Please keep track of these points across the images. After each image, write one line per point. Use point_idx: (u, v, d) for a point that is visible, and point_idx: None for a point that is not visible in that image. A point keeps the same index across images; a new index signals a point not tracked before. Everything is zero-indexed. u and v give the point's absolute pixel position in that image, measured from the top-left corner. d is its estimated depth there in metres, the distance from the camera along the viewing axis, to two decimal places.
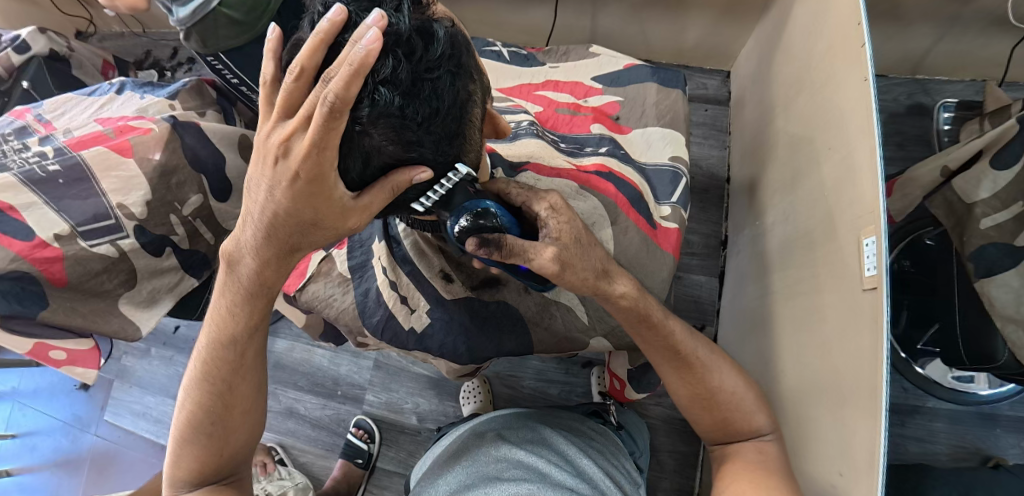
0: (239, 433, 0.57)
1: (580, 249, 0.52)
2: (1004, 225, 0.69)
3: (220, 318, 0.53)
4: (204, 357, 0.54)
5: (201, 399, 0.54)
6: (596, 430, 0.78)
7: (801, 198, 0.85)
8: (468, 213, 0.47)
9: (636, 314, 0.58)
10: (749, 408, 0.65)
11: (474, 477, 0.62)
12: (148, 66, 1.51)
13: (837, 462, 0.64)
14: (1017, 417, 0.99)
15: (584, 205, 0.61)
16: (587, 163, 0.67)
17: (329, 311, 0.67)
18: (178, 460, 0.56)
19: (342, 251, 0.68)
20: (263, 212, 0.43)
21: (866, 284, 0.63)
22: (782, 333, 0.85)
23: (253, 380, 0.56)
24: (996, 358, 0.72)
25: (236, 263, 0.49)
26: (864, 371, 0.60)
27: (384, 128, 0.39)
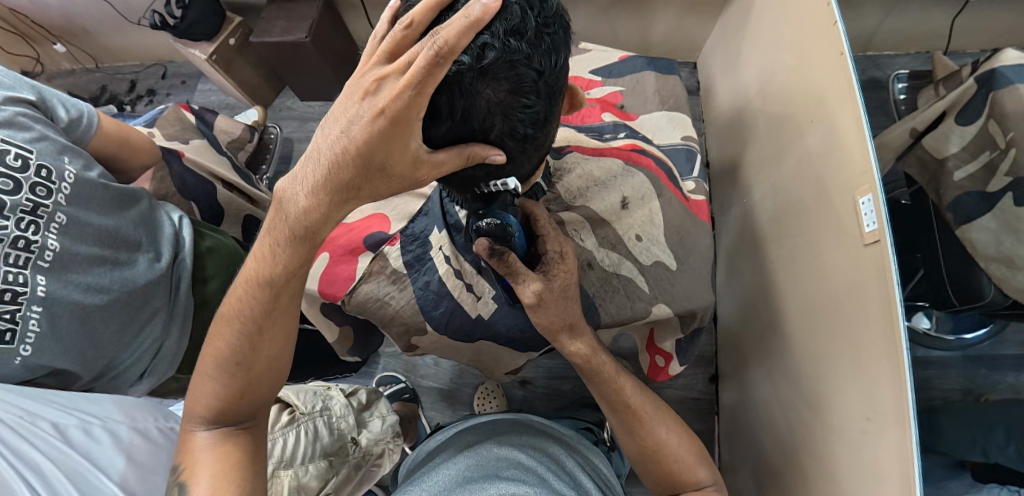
0: (263, 378, 0.55)
1: (560, 301, 0.55)
2: (975, 175, 0.74)
3: (262, 254, 0.53)
4: (239, 296, 0.54)
5: (232, 338, 0.53)
6: (589, 447, 0.77)
7: (786, 170, 0.90)
8: (496, 217, 0.51)
9: (595, 359, 0.61)
10: (695, 458, 0.63)
11: (476, 471, 0.62)
12: (105, 102, 1.44)
13: (863, 408, 0.67)
14: (999, 355, 1.07)
15: (631, 182, 0.65)
16: (618, 144, 0.70)
17: (384, 311, 0.65)
18: (197, 398, 0.54)
19: (395, 246, 0.65)
20: (334, 151, 0.42)
21: (866, 239, 0.67)
22: (786, 296, 0.88)
23: (283, 325, 0.55)
24: (983, 295, 0.79)
25: (288, 202, 0.48)
26: (876, 323, 0.64)
27: (507, 80, 0.40)
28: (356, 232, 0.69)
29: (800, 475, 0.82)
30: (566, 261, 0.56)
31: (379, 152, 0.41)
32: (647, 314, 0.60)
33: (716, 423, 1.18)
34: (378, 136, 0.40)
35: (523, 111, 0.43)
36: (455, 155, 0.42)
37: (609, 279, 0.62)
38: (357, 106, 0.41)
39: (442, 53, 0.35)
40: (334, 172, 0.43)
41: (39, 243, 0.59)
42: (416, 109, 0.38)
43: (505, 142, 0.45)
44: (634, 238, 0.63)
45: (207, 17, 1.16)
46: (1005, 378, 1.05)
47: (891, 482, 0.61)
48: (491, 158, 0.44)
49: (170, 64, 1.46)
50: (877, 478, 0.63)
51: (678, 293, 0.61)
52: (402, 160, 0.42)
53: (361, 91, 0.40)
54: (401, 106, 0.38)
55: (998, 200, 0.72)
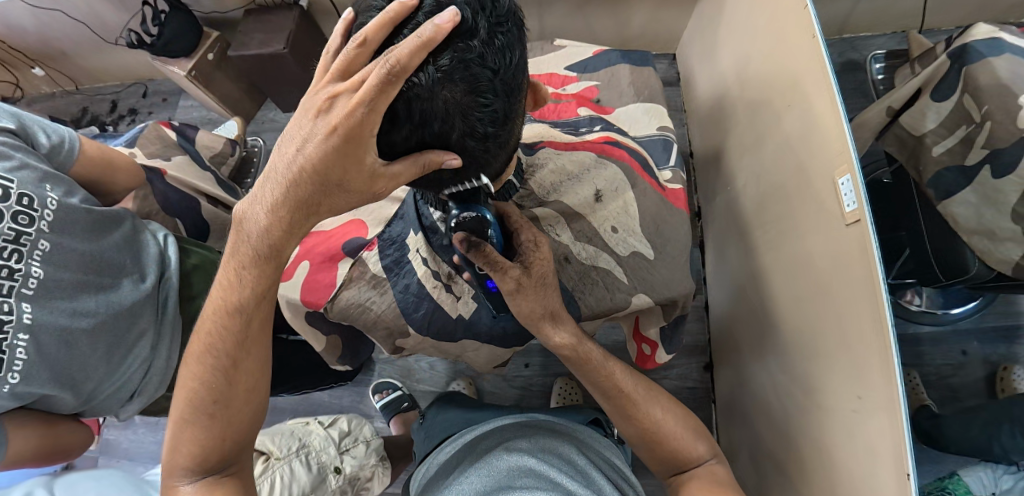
0: (242, 416, 0.55)
1: (539, 291, 0.55)
2: (953, 149, 0.75)
3: (227, 283, 0.54)
4: (209, 331, 0.54)
5: (204, 374, 0.53)
6: (600, 440, 0.77)
7: (767, 156, 0.91)
8: (470, 211, 0.53)
9: (582, 348, 0.62)
10: (690, 435, 0.66)
11: (491, 485, 0.64)
12: (87, 124, 1.43)
13: (853, 387, 0.68)
14: (989, 328, 1.07)
15: (604, 174, 0.65)
16: (591, 137, 0.70)
17: (365, 317, 0.65)
18: (178, 447, 0.54)
19: (372, 251, 0.65)
20: (290, 167, 0.43)
21: (847, 220, 0.68)
22: (774, 281, 0.89)
23: (257, 355, 0.56)
24: (968, 269, 0.79)
25: (247, 222, 0.49)
26: (862, 299, 0.65)
27: (462, 80, 0.40)
28: (335, 238, 0.68)
29: (797, 462, 0.82)
30: (543, 248, 0.56)
31: (336, 169, 0.42)
32: (627, 305, 0.61)
33: (714, 412, 1.18)
34: (334, 151, 0.41)
35: (481, 110, 0.42)
36: (412, 163, 0.42)
37: (587, 271, 0.63)
38: (310, 123, 0.41)
39: (395, 71, 0.36)
40: (292, 189, 0.44)
41: (22, 271, 0.59)
42: (370, 125, 0.39)
43: (467, 143, 0.44)
44: (609, 230, 0.63)
45: (184, 33, 1.16)
46: (996, 351, 1.06)
47: (888, 461, 0.61)
48: (447, 162, 0.43)
49: (150, 82, 1.45)
50: (874, 459, 0.63)
51: (657, 280, 0.62)
52: (358, 176, 0.43)
53: (315, 109, 0.41)
54: (354, 122, 0.39)
55: (975, 173, 0.72)
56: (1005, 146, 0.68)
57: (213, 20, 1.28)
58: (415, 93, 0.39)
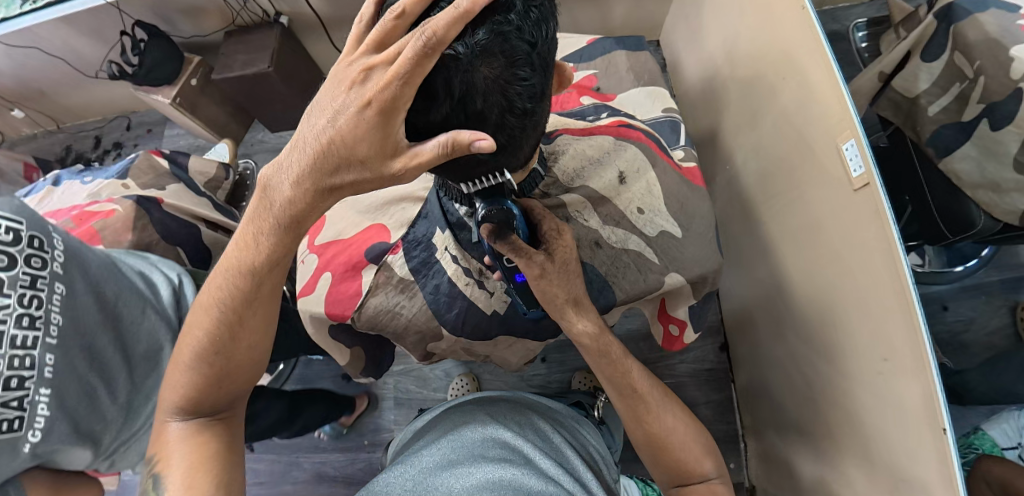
0: (241, 366, 0.56)
1: (563, 276, 0.54)
2: (949, 107, 0.76)
3: (245, 242, 0.50)
4: (219, 284, 0.53)
5: (211, 325, 0.53)
6: (579, 422, 0.79)
7: (765, 131, 0.91)
8: (496, 205, 0.51)
9: (601, 340, 0.60)
10: (695, 452, 0.63)
11: (460, 453, 0.62)
12: (72, 162, 1.41)
13: (878, 350, 0.68)
14: (996, 281, 1.08)
15: (625, 156, 0.64)
16: (603, 123, 0.69)
17: (395, 323, 0.64)
18: (175, 385, 0.54)
19: (398, 255, 0.64)
20: (315, 141, 0.40)
21: (855, 184, 0.68)
22: (785, 253, 0.89)
23: (265, 314, 0.55)
24: (975, 222, 0.80)
25: (272, 190, 0.45)
26: (877, 260, 0.65)
27: (498, 57, 0.40)
28: (358, 245, 0.68)
29: (827, 431, 0.82)
30: (564, 235, 0.55)
31: (363, 145, 0.39)
32: (661, 285, 0.61)
33: (734, 391, 1.18)
34: (364, 127, 0.38)
35: (520, 84, 0.42)
36: None
37: (619, 255, 0.62)
38: (343, 96, 0.39)
39: (432, 43, 0.34)
40: (315, 163, 0.40)
41: (43, 319, 0.57)
42: (403, 100, 0.37)
43: (506, 120, 0.44)
44: (636, 212, 0.63)
45: (166, 60, 1.14)
46: (1005, 303, 1.07)
47: (920, 418, 0.61)
48: None
49: (134, 114, 1.43)
50: (907, 417, 0.63)
51: (686, 258, 0.62)
52: (385, 153, 0.40)
53: (349, 80, 0.39)
54: (389, 98, 0.37)
55: (975, 128, 0.73)
56: (1000, 99, 0.68)
57: (193, 45, 1.26)
58: (455, 69, 0.39)
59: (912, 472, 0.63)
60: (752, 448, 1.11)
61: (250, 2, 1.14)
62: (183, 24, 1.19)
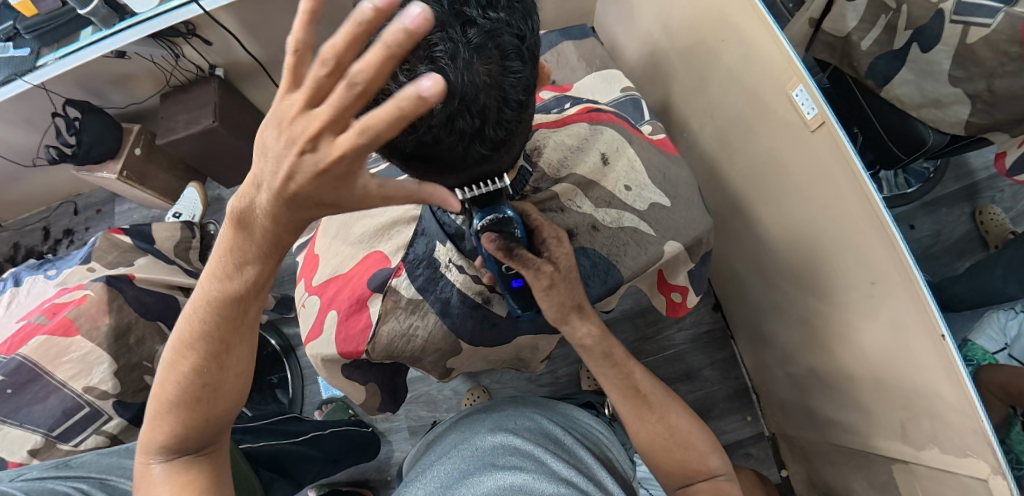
0: (228, 398, 0.49)
1: (569, 284, 0.58)
2: (879, 39, 0.80)
3: (222, 271, 0.43)
4: (196, 316, 0.45)
5: (189, 360, 0.46)
6: (588, 418, 0.79)
7: (715, 94, 0.95)
8: (494, 213, 0.54)
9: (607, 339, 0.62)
10: (702, 448, 0.63)
11: (470, 464, 0.61)
12: (23, 259, 1.32)
13: (864, 274, 0.71)
14: (951, 193, 1.15)
15: (602, 138, 0.66)
16: (570, 111, 0.71)
17: (412, 345, 0.63)
18: (155, 426, 0.47)
19: (401, 277, 0.63)
20: (271, 195, 0.35)
21: (811, 126, 0.71)
22: (758, 203, 0.92)
23: (251, 343, 0.48)
24: (925, 140, 0.84)
25: (242, 197, 0.38)
26: (846, 191, 0.69)
27: (483, 52, 0.40)
28: (358, 278, 0.65)
29: (834, 364, 0.85)
30: (563, 240, 0.58)
31: (326, 192, 0.35)
32: (661, 255, 0.62)
33: (736, 347, 1.21)
34: (319, 179, 0.33)
35: (513, 75, 0.42)
36: (412, 194, 0.37)
37: (618, 233, 0.62)
38: (280, 144, 0.33)
39: (363, 41, 0.29)
40: (279, 215, 0.36)
41: None
42: (353, 150, 0.32)
43: (503, 114, 0.43)
44: (623, 189, 0.64)
45: (103, 136, 1.09)
46: (963, 211, 1.14)
47: (918, 329, 0.64)
48: (452, 198, 0.40)
49: (79, 197, 1.36)
50: (904, 332, 0.67)
51: (676, 224, 0.63)
52: (352, 198, 0.36)
53: (280, 88, 0.33)
54: (336, 150, 0.32)
55: (907, 53, 0.77)
56: (925, 21, 0.74)
57: (127, 114, 1.21)
58: (452, 58, 0.38)
59: (922, 385, 0.66)
60: (765, 396, 1.14)
61: (181, 60, 1.11)
62: (115, 95, 1.15)
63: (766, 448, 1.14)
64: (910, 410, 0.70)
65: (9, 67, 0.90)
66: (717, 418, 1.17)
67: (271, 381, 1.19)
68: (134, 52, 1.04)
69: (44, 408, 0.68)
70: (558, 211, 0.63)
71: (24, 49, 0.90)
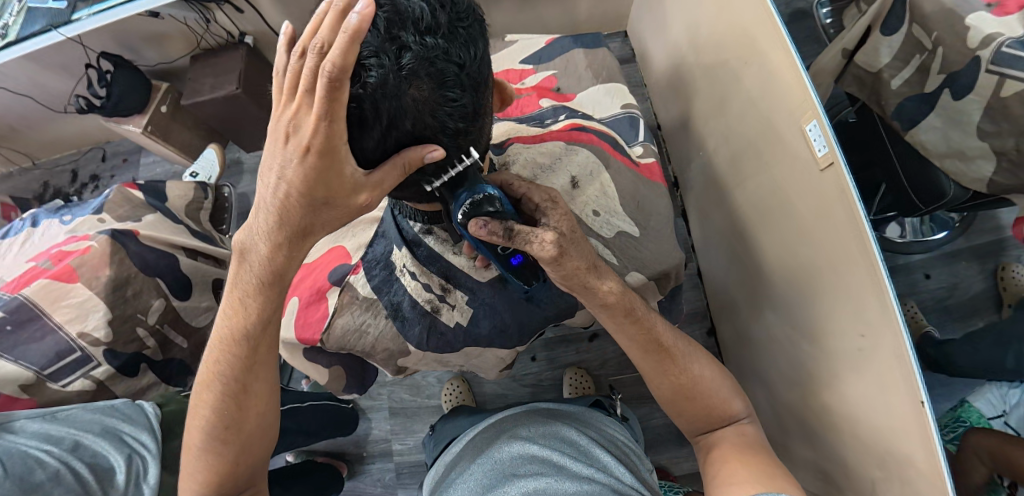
0: (255, 437, 0.56)
1: (576, 243, 0.53)
2: (910, 79, 0.77)
3: (234, 310, 0.52)
4: (215, 358, 0.53)
5: (215, 403, 0.53)
6: (601, 416, 0.78)
7: (732, 118, 0.92)
8: (472, 193, 0.51)
9: (627, 298, 0.58)
10: (726, 394, 0.64)
11: (496, 476, 0.65)
12: (50, 198, 1.39)
13: (855, 326, 0.69)
14: (974, 247, 1.10)
15: (577, 159, 0.65)
16: (557, 126, 0.70)
17: (363, 342, 0.65)
18: (192, 469, 0.55)
19: (359, 275, 0.66)
20: (278, 195, 0.43)
21: (820, 165, 0.68)
22: (762, 235, 0.89)
23: (266, 377, 0.55)
24: (945, 193, 0.81)
25: (250, 253, 0.49)
26: (848, 238, 0.66)
27: (422, 77, 0.41)
28: (319, 271, 0.70)
29: (815, 409, 0.82)
30: (557, 202, 0.55)
31: (319, 188, 0.42)
32: (622, 285, 0.63)
33: None
34: (313, 172, 0.41)
35: (449, 105, 0.44)
36: (391, 167, 0.43)
37: None
38: (282, 150, 0.41)
39: (335, 74, 0.35)
40: (283, 215, 0.45)
41: None
42: (337, 138, 0.40)
43: (435, 141, 0.45)
44: (591, 214, 0.64)
45: (132, 90, 1.14)
46: (984, 267, 1.08)
47: (901, 390, 0.62)
48: (427, 155, 0.44)
49: (108, 144, 1.42)
50: (887, 391, 0.64)
51: (645, 256, 0.64)
52: (343, 189, 0.43)
53: (281, 134, 0.41)
54: (322, 138, 0.39)
55: (937, 98, 0.74)
56: (959, 68, 0.70)
57: (158, 71, 1.25)
58: (382, 87, 0.40)
59: (898, 447, 0.64)
60: None
61: (212, 25, 1.14)
62: (147, 52, 1.18)
63: None
64: (883, 469, 0.68)
65: (47, 18, 0.94)
66: None
67: None
68: (168, 13, 1.07)
69: (40, 347, 0.72)
70: None
71: (62, 2, 0.94)
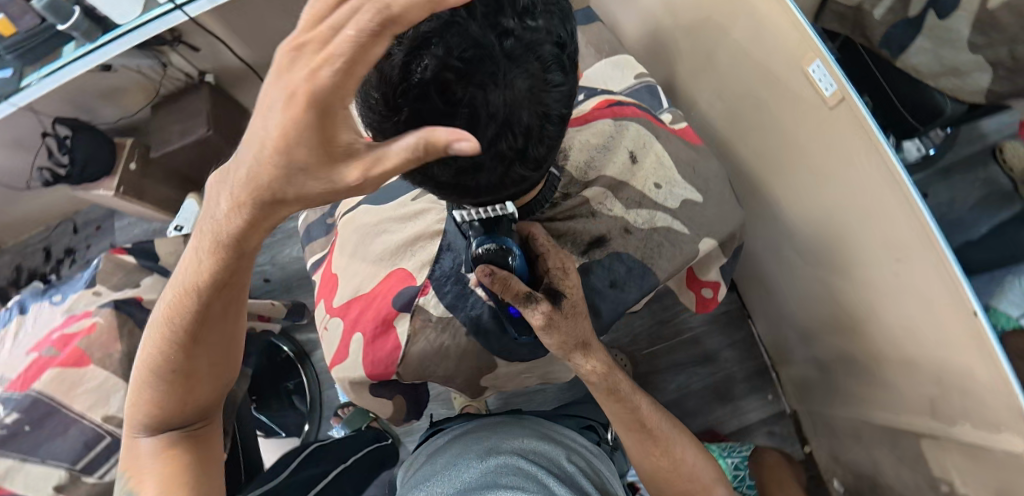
0: (206, 384, 0.51)
1: (572, 322, 0.53)
2: (892, 6, 0.77)
3: (194, 265, 0.42)
4: (171, 302, 0.45)
5: (162, 344, 0.47)
6: (586, 446, 0.76)
7: (724, 72, 0.91)
8: (495, 241, 0.50)
9: (611, 377, 0.59)
10: (687, 478, 0.63)
11: (472, 483, 0.59)
12: (27, 281, 1.31)
13: (888, 252, 0.69)
14: (965, 159, 1.13)
15: (627, 134, 0.64)
16: (590, 105, 0.69)
17: (442, 363, 0.62)
18: (138, 390, 0.50)
19: (429, 296, 0.62)
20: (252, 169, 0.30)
21: (829, 103, 0.68)
22: (775, 184, 0.89)
23: (224, 328, 0.49)
24: (943, 109, 0.83)
25: (211, 208, 0.37)
26: (871, 171, 0.66)
27: (527, 63, 0.38)
28: (382, 297, 0.64)
29: (861, 346, 0.83)
30: (570, 273, 0.54)
31: (299, 168, 0.29)
32: (697, 252, 0.62)
33: (754, 327, 1.20)
34: (308, 144, 0.29)
35: (555, 90, 0.40)
36: (392, 154, 0.28)
37: (653, 234, 0.61)
38: (269, 105, 0.28)
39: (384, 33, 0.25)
40: (248, 190, 0.31)
41: None
42: (348, 101, 0.28)
43: (544, 130, 0.42)
44: (653, 187, 0.62)
45: (98, 152, 1.08)
46: (978, 176, 1.12)
47: (945, 307, 0.62)
48: (455, 144, 0.26)
49: (77, 215, 1.34)
50: (932, 309, 0.64)
51: (706, 219, 0.63)
52: (321, 179, 0.30)
53: (273, 84, 0.28)
54: (321, 101, 0.27)
55: (923, 20, 0.74)
56: None
57: (120, 127, 1.17)
58: (494, 82, 0.37)
59: (952, 362, 0.64)
60: (785, 375, 1.13)
61: (169, 69, 1.08)
62: (103, 110, 1.11)
63: (788, 425, 1.14)
64: (939, 386, 0.68)
65: None
66: (736, 399, 1.17)
67: (287, 388, 1.21)
68: (121, 65, 1.00)
69: (64, 441, 0.67)
70: (588, 216, 0.61)
71: (6, 71, 0.86)
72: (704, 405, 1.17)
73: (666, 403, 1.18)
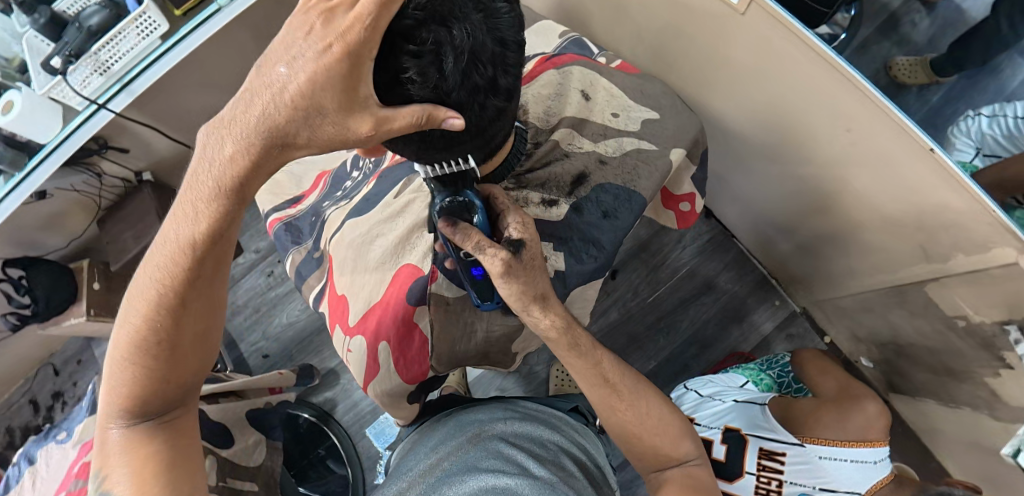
0: (190, 359, 0.50)
1: (528, 272, 0.53)
2: None
3: (187, 217, 0.45)
4: (163, 265, 0.46)
5: (147, 312, 0.46)
6: (579, 428, 0.74)
7: (634, 14, 0.95)
8: (456, 196, 0.55)
9: (571, 332, 0.58)
10: (675, 434, 0.65)
11: (454, 465, 0.59)
12: (21, 439, 1.24)
13: (835, 123, 0.73)
14: None
15: (576, 77, 0.71)
16: (534, 64, 0.75)
17: (472, 338, 0.66)
18: (113, 374, 0.48)
19: (438, 280, 0.63)
20: (270, 102, 0.38)
21: (739, 10, 0.72)
22: (715, 101, 0.93)
23: (212, 296, 0.49)
24: None
25: (208, 151, 0.42)
26: (795, 55, 0.70)
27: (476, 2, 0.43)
28: (394, 299, 0.65)
29: (841, 221, 0.87)
30: (529, 225, 0.54)
31: (326, 97, 0.37)
32: (670, 163, 0.68)
33: (740, 243, 1.24)
34: (330, 73, 0.37)
35: (505, 20, 0.45)
36: (409, 113, 0.40)
37: (625, 158, 0.67)
38: (303, 40, 0.37)
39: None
40: (259, 120, 0.38)
41: None
42: (369, 47, 0.37)
43: (506, 58, 0.46)
44: (612, 116, 0.69)
45: (58, 284, 1.04)
46: None
47: (906, 155, 0.66)
48: (450, 121, 0.41)
49: (53, 356, 1.28)
50: (893, 160, 0.69)
51: (672, 134, 0.69)
52: (339, 110, 0.38)
53: (306, 26, 0.37)
54: (356, 42, 0.37)
55: None
56: None
57: (72, 252, 1.14)
58: (454, 21, 0.40)
59: (926, 202, 0.68)
60: (783, 277, 1.18)
61: (104, 177, 1.05)
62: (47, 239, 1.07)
63: (803, 322, 1.19)
64: (922, 230, 0.72)
65: None
66: (748, 315, 1.20)
67: (320, 454, 1.15)
68: (54, 187, 0.96)
69: None
70: (564, 157, 0.67)
71: None
72: (720, 330, 1.21)
73: (685, 341, 1.21)
